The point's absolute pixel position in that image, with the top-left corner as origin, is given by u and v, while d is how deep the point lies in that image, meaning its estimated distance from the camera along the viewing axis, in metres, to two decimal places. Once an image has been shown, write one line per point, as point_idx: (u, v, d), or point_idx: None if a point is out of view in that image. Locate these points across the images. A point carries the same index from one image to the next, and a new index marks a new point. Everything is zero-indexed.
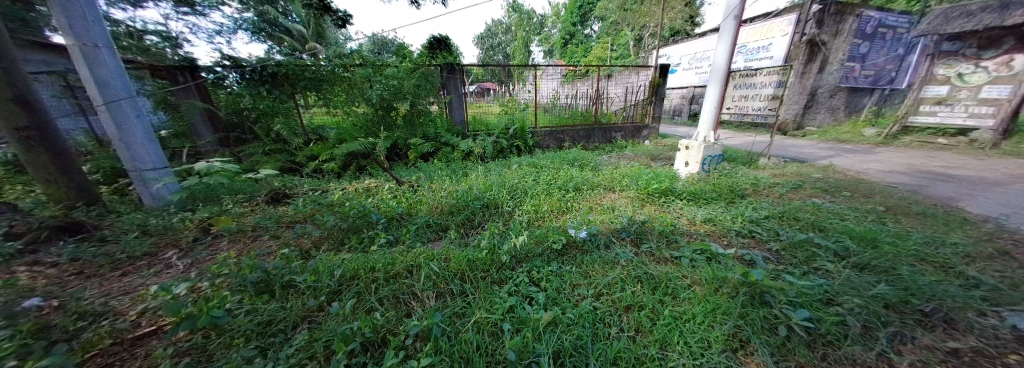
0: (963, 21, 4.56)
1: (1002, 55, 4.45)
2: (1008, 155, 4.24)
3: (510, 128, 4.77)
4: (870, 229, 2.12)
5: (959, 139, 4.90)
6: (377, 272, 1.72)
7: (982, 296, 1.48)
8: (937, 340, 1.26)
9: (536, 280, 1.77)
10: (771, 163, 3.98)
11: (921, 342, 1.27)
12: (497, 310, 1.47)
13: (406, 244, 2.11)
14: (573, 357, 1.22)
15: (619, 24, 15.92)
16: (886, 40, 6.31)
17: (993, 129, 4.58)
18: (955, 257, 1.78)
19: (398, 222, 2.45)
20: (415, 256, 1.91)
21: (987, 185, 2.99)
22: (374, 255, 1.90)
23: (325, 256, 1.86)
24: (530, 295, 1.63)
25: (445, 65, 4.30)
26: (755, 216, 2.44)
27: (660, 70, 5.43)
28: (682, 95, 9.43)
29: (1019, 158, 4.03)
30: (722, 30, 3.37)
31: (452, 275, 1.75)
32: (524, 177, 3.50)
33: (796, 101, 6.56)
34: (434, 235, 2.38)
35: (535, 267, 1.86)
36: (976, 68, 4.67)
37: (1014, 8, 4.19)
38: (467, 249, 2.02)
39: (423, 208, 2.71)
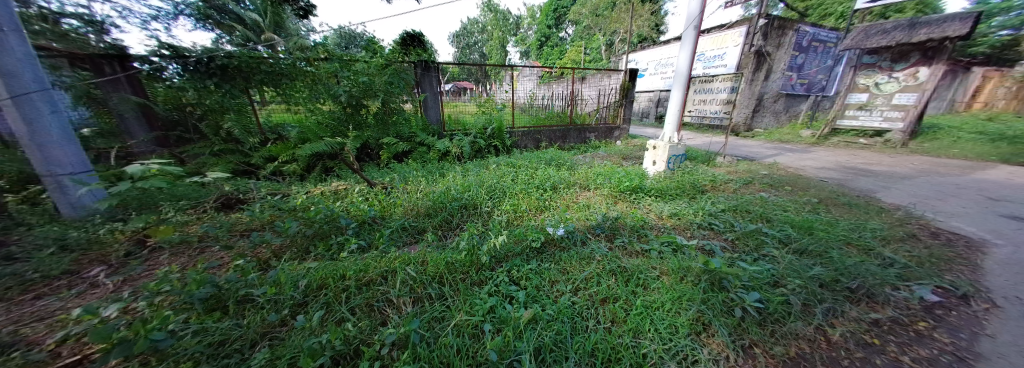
0: (879, 37, 5.33)
1: (910, 67, 5.26)
2: (916, 152, 5.04)
3: (488, 127, 4.74)
4: (808, 219, 2.41)
5: (877, 139, 5.72)
6: (347, 279, 1.63)
7: (898, 273, 1.76)
8: (861, 313, 1.49)
9: (516, 279, 1.79)
10: (727, 161, 4.37)
11: (849, 314, 1.48)
12: (478, 310, 1.46)
13: (380, 249, 2.01)
14: (553, 352, 1.26)
15: (591, 29, 16.54)
16: (818, 53, 7.19)
17: (902, 131, 5.44)
18: (874, 240, 2.09)
19: (370, 226, 2.35)
20: (390, 260, 1.83)
21: (898, 178, 3.53)
22: (345, 261, 1.80)
23: (287, 266, 1.72)
24: (510, 294, 1.64)
25: (419, 62, 4.16)
26: (713, 210, 2.67)
27: (629, 74, 5.71)
28: (649, 98, 10.01)
29: (922, 156, 4.78)
30: (683, 39, 3.61)
31: (430, 278, 1.71)
32: (502, 177, 3.50)
33: (746, 105, 7.21)
34: (411, 238, 2.32)
35: (516, 266, 1.89)
36: (889, 78, 5.47)
37: (919, 28, 4.97)
38: (447, 250, 1.99)
39: (398, 211, 2.61)
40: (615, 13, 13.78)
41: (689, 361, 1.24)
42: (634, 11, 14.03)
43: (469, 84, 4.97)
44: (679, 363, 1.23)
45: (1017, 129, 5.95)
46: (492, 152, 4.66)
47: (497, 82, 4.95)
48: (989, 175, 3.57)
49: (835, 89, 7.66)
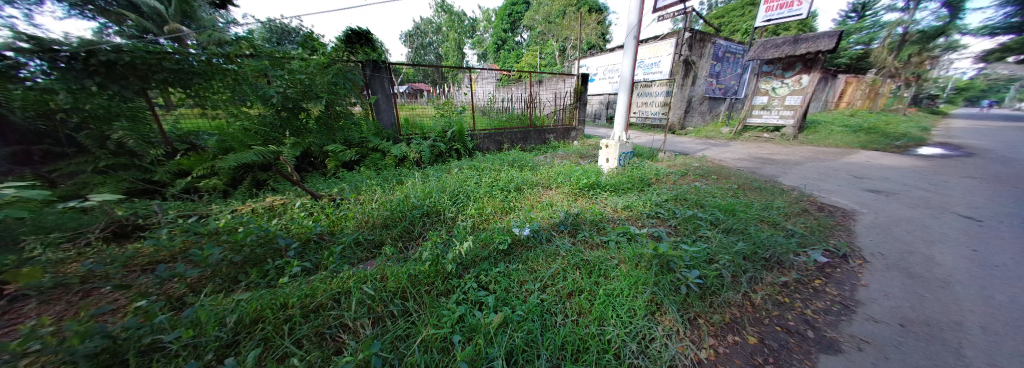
0: (774, 50, 6.51)
1: (796, 75, 6.53)
2: (806, 143, 6.31)
3: (448, 131, 4.62)
4: (731, 202, 2.85)
5: (776, 134, 6.97)
6: (291, 308, 1.44)
7: (797, 242, 2.21)
8: (772, 278, 1.84)
9: (485, 284, 1.79)
10: (667, 156, 4.94)
11: (764, 280, 1.82)
12: (445, 321, 1.42)
13: (330, 269, 1.82)
14: (524, 352, 1.29)
15: (545, 34, 17.30)
16: (729, 63, 8.52)
17: (794, 127, 6.72)
18: (778, 216, 2.57)
19: (317, 245, 2.12)
20: (343, 280, 1.67)
21: (792, 165, 4.38)
22: (288, 287, 1.59)
23: (209, 302, 1.44)
24: (480, 300, 1.63)
25: (367, 62, 3.91)
26: (658, 200, 2.98)
27: (582, 79, 6.07)
28: (599, 101, 10.79)
29: (808, 146, 5.98)
30: (626, 47, 3.98)
31: (391, 294, 1.62)
32: (465, 180, 3.44)
33: (678, 107, 8.15)
34: (366, 254, 2.17)
35: (484, 270, 1.88)
36: (782, 84, 6.79)
37: (800, 43, 6.15)
38: (408, 262, 1.90)
39: (350, 224, 2.40)
40: (566, 21, 14.73)
41: (648, 340, 1.38)
42: (583, 20, 15.19)
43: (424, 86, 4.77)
44: (640, 343, 1.37)
45: (864, 124, 7.80)
46: (453, 156, 4.54)
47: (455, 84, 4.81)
48: (849, 160, 4.63)
49: (744, 92, 9.20)
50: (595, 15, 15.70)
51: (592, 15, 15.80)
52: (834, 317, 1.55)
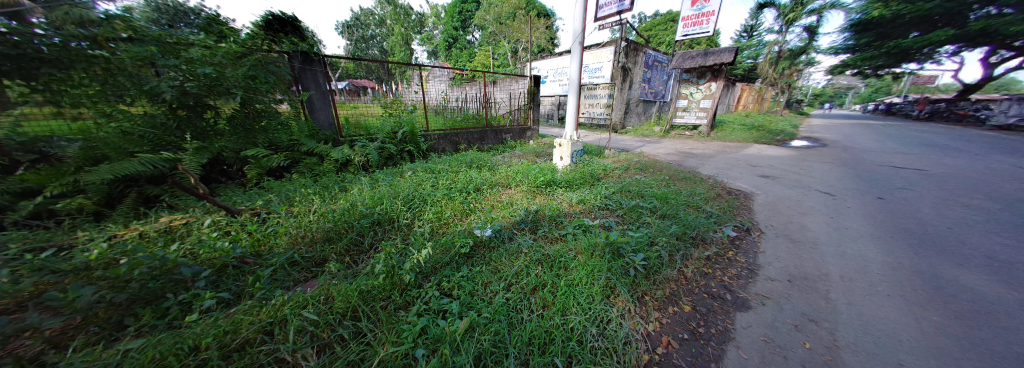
0: (689, 61, 7.64)
1: (707, 82, 7.86)
2: (715, 138, 7.61)
3: (398, 131, 4.30)
4: (664, 191, 3.28)
5: (695, 132, 8.23)
6: (206, 351, 1.17)
7: (714, 221, 2.67)
8: (698, 253, 2.19)
9: (447, 291, 1.73)
10: (612, 153, 5.43)
11: (693, 256, 2.16)
12: (406, 336, 1.33)
13: (258, 296, 1.54)
14: (493, 354, 1.29)
15: (498, 35, 17.53)
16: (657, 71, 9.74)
17: (706, 125, 8.06)
18: (700, 201, 3.06)
19: (238, 271, 1.78)
20: (276, 307, 1.44)
21: (708, 157, 5.24)
22: (198, 325, 1.29)
23: (80, 357, 1.09)
24: (443, 309, 1.56)
25: (296, 53, 3.43)
26: (607, 193, 3.26)
27: (534, 80, 6.25)
28: (551, 102, 11.32)
29: (717, 141, 7.21)
30: (573, 52, 4.25)
31: (340, 316, 1.46)
32: (421, 184, 3.26)
33: (619, 108, 8.96)
34: (305, 274, 1.90)
35: (446, 277, 1.81)
36: (697, 90, 8.11)
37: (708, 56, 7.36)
38: (359, 278, 1.72)
39: (281, 243, 2.07)
40: (517, 23, 15.21)
41: (605, 322, 1.51)
42: (533, 24, 15.84)
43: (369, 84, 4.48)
44: (598, 326, 1.48)
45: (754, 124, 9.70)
46: (405, 159, 4.24)
47: (404, 81, 4.61)
48: (747, 152, 5.73)
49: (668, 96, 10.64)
50: (544, 20, 16.48)
51: (541, 20, 16.57)
52: (744, 280, 1.92)
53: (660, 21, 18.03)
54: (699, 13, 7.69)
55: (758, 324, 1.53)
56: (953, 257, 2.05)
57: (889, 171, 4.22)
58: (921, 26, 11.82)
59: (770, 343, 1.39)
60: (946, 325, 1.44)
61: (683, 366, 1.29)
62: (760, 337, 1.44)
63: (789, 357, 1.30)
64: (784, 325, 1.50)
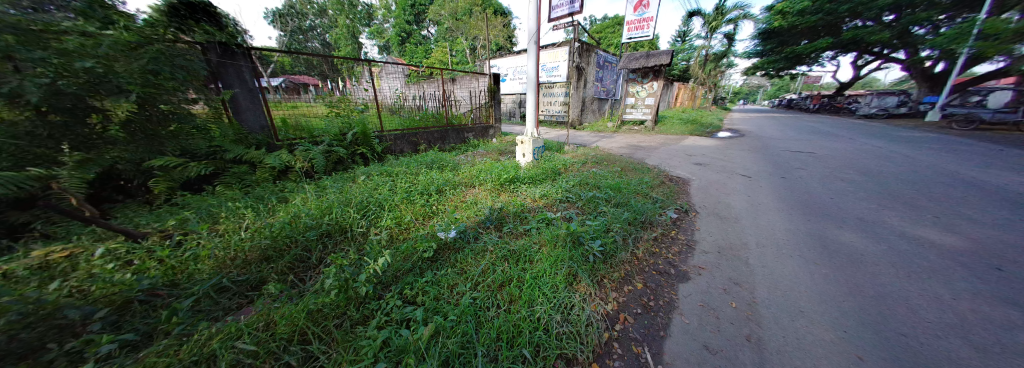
0: (635, 62, 8.35)
1: (651, 82, 8.67)
2: (658, 132, 8.46)
3: (347, 132, 3.93)
4: (617, 182, 3.56)
5: (642, 127, 9.03)
6: None
7: (659, 205, 2.99)
8: (647, 235, 2.44)
9: (410, 299, 1.65)
10: (572, 148, 5.70)
11: (643, 237, 2.40)
12: (366, 352, 1.24)
13: (176, 333, 1.28)
14: (461, 356, 1.27)
15: (454, 32, 17.15)
16: (608, 71, 10.42)
17: (651, 120, 8.89)
18: (647, 189, 3.40)
19: (150, 307, 1.46)
20: (200, 342, 1.23)
21: (652, 149, 5.82)
22: None
23: None
24: (406, 317, 1.48)
25: (214, 45, 2.95)
26: (567, 186, 3.42)
27: (494, 78, 6.24)
28: (512, 100, 11.39)
29: (659, 135, 8.03)
30: (529, 51, 4.34)
31: (285, 342, 1.31)
32: (377, 188, 3.05)
33: (577, 106, 9.39)
34: (239, 301, 1.65)
35: (408, 285, 1.73)
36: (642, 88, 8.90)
37: (651, 58, 8.11)
38: (307, 297, 1.55)
39: (203, 268, 1.76)
40: (474, 20, 14.94)
41: (570, 308, 1.59)
42: (489, 22, 15.77)
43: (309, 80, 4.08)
44: (563, 312, 1.56)
45: (689, 118, 11.00)
46: (355, 162, 3.91)
47: (352, 78, 4.42)
48: (685, 143, 6.48)
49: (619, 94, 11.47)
50: (501, 17, 16.48)
51: (498, 18, 16.62)
52: (685, 255, 2.20)
53: (608, 24, 19.40)
54: (640, 18, 8.41)
55: (697, 292, 1.77)
56: (830, 222, 2.60)
57: (787, 155, 5.15)
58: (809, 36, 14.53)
59: (706, 307, 1.63)
60: (827, 276, 1.84)
61: (638, 337, 1.45)
62: (698, 302, 1.68)
63: (719, 317, 1.55)
64: (715, 290, 1.78)
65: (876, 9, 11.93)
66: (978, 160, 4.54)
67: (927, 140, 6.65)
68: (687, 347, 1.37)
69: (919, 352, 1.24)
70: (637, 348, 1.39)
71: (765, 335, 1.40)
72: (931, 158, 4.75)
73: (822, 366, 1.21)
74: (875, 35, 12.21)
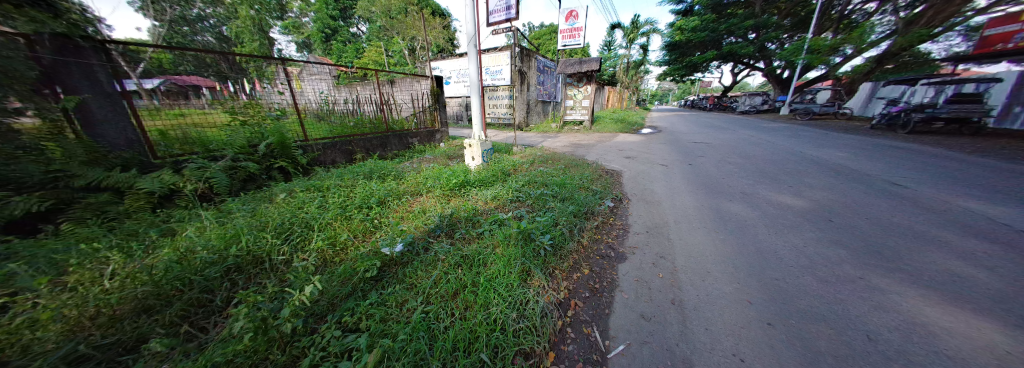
0: (570, 68, 9.05)
1: (586, 86, 9.48)
2: (592, 130, 9.35)
3: (258, 144, 3.25)
4: (563, 178, 3.79)
5: (581, 126, 9.82)
6: None
7: (599, 197, 3.31)
8: (590, 224, 2.67)
9: (350, 327, 1.43)
10: (520, 149, 5.87)
11: (587, 226, 2.62)
12: None
13: None
14: None
15: (388, 30, 15.98)
16: (548, 75, 11.01)
17: (588, 121, 9.73)
18: (588, 183, 3.72)
19: None
20: None
21: (589, 146, 6.39)
22: None
23: None
24: (347, 348, 1.29)
25: (49, 37, 2.17)
26: (517, 186, 3.50)
27: (436, 81, 6.04)
28: (457, 103, 11.13)
29: (595, 133, 8.87)
30: (469, 54, 4.31)
31: None
32: (304, 206, 2.62)
33: (522, 108, 9.67)
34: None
35: (348, 311, 1.51)
36: (578, 91, 9.68)
37: (585, 64, 8.89)
38: (208, 349, 1.21)
39: (46, 337, 1.18)
40: (410, 19, 14.07)
41: (524, 303, 1.60)
42: (427, 22, 15.12)
43: (203, 82, 3.23)
44: (519, 309, 1.56)
45: (619, 117, 12.41)
46: (269, 178, 3.27)
47: (263, 80, 3.70)
48: (618, 140, 7.30)
49: (559, 97, 12.23)
50: (439, 18, 15.96)
51: (437, 18, 16.10)
52: (621, 238, 2.48)
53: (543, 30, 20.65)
54: (572, 28, 9.13)
55: (632, 269, 2.02)
56: (722, 197, 3.24)
57: (691, 146, 6.24)
58: (700, 49, 17.89)
59: (640, 281, 1.87)
60: (723, 241, 2.30)
61: (587, 319, 1.56)
62: (634, 278, 1.91)
63: (650, 288, 1.80)
64: (646, 266, 2.05)
65: (743, 28, 15.36)
66: (806, 143, 6.24)
67: (780, 130, 8.84)
68: (627, 319, 1.54)
69: (781, 291, 1.65)
70: (587, 328, 1.49)
71: (684, 297, 1.68)
72: (784, 143, 6.32)
73: (723, 315, 1.51)
74: (743, 49, 15.69)
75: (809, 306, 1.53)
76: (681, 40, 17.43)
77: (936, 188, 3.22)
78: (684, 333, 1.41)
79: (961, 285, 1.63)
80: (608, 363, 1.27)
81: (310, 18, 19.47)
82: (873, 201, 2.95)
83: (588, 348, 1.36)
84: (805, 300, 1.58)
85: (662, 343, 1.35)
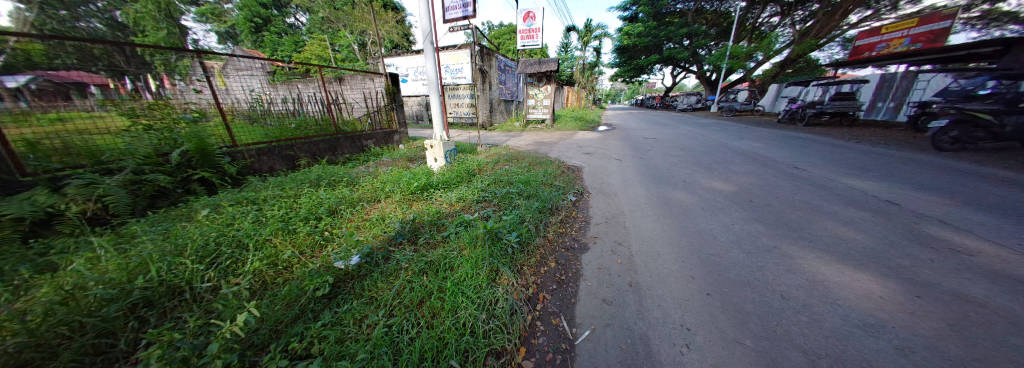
0: (531, 68, 9.24)
1: (546, 85, 9.76)
2: (553, 128, 9.66)
3: (169, 151, 2.70)
4: (528, 176, 3.85)
5: (543, 125, 10.08)
6: None
7: (563, 192, 3.44)
8: (555, 219, 2.76)
9: (298, 355, 1.24)
10: (485, 149, 5.81)
11: (552, 221, 2.70)
12: None
13: None
14: None
15: (331, 22, 14.51)
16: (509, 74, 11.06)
17: (549, 119, 10.03)
18: (552, 179, 3.84)
19: None
20: None
21: (550, 144, 6.59)
22: None
23: None
24: None
25: None
26: (483, 186, 3.46)
27: (391, 79, 5.69)
28: (415, 102, 10.60)
29: (556, 131, 9.19)
30: (426, 51, 4.13)
31: None
32: (235, 222, 2.26)
33: (484, 107, 9.58)
34: None
35: (296, 337, 1.32)
36: (538, 91, 9.92)
37: (544, 65, 9.14)
38: None
39: None
40: (357, 12, 12.95)
41: (493, 303, 1.57)
42: (378, 14, 14.08)
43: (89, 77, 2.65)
44: (488, 310, 1.52)
45: (576, 116, 13.02)
46: (186, 192, 2.73)
47: (175, 75, 3.13)
48: (577, 137, 7.66)
49: (520, 96, 12.39)
50: (391, 12, 14.97)
51: (388, 11, 15.09)
52: (584, 230, 2.61)
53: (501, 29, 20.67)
54: (530, 29, 9.29)
55: (594, 258, 2.13)
56: (667, 186, 3.60)
57: (640, 141, 6.82)
58: (643, 52, 19.60)
59: (601, 269, 1.98)
60: (670, 226, 2.56)
61: (555, 310, 1.60)
62: (596, 266, 2.02)
63: (610, 274, 1.91)
64: (606, 253, 2.19)
65: (678, 35, 17.22)
66: (732, 136, 7.24)
67: (711, 125, 10.13)
68: (591, 305, 1.62)
69: (719, 265, 1.89)
70: (556, 319, 1.53)
71: (640, 279, 1.82)
72: (716, 136, 7.27)
73: (673, 291, 1.68)
74: (679, 53, 17.58)
75: (739, 275, 1.78)
76: (628, 44, 18.90)
77: (825, 170, 3.99)
78: (641, 311, 1.53)
79: (846, 247, 2.04)
80: (576, 349, 1.32)
81: (233, 5, 16.82)
82: (783, 182, 3.54)
83: (556, 338, 1.39)
84: (736, 270, 1.83)
85: (623, 324, 1.45)
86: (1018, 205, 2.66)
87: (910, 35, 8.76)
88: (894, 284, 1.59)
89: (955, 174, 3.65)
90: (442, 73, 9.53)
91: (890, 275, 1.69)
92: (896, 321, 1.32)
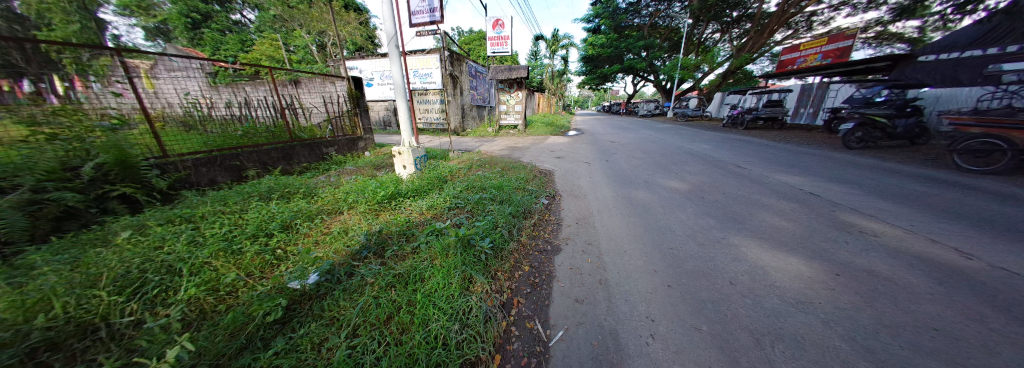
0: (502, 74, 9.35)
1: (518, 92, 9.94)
2: (525, 133, 9.80)
3: (79, 164, 2.30)
4: (502, 181, 3.86)
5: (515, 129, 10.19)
6: None
7: (535, 196, 3.50)
8: (528, 223, 2.79)
9: None
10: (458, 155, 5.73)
11: (524, 225, 2.73)
12: None
13: None
14: None
15: (286, 22, 13.43)
16: (482, 80, 11.08)
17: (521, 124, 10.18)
18: (525, 184, 3.89)
19: None
20: None
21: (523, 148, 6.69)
22: None
23: None
24: None
25: None
26: (456, 193, 3.39)
27: (354, 83, 5.43)
28: (383, 107, 10.17)
29: (528, 136, 9.33)
30: (391, 55, 3.99)
31: None
32: (167, 243, 1.97)
33: (456, 113, 9.46)
34: None
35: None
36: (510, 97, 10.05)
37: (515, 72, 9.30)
38: None
39: None
40: (315, 11, 12.11)
41: (466, 313, 1.53)
42: (339, 15, 13.30)
43: None
44: (462, 320, 1.48)
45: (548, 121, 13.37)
46: (101, 212, 2.36)
47: (90, 76, 2.71)
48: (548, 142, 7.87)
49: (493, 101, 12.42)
50: (353, 13, 14.23)
51: (350, 12, 14.29)
52: (556, 232, 2.67)
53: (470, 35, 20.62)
54: (499, 36, 9.43)
55: (566, 259, 2.19)
56: (632, 187, 3.81)
57: (606, 145, 7.18)
58: (607, 61, 20.79)
59: (573, 270, 2.04)
60: (635, 224, 2.71)
61: (529, 314, 1.61)
62: (569, 267, 2.07)
63: (581, 274, 1.98)
64: (578, 254, 2.26)
65: (637, 47, 18.50)
66: (687, 140, 7.92)
67: (669, 129, 10.97)
68: (564, 306, 1.66)
69: (680, 260, 2.02)
70: (530, 323, 1.54)
71: (610, 277, 1.89)
72: (672, 140, 7.91)
73: (639, 287, 1.77)
74: (639, 63, 18.90)
75: (695, 267, 1.93)
76: (593, 53, 19.87)
77: (763, 168, 4.51)
78: (610, 307, 1.59)
79: (781, 234, 2.33)
80: (550, 350, 1.33)
81: None
82: (730, 180, 3.93)
83: (531, 342, 1.40)
84: (693, 262, 1.98)
85: (595, 322, 1.50)
86: (906, 193, 3.22)
87: (822, 52, 10.29)
88: (818, 266, 1.84)
89: (862, 169, 4.32)
90: (411, 78, 9.25)
91: (815, 257, 1.95)
92: (821, 298, 1.52)
